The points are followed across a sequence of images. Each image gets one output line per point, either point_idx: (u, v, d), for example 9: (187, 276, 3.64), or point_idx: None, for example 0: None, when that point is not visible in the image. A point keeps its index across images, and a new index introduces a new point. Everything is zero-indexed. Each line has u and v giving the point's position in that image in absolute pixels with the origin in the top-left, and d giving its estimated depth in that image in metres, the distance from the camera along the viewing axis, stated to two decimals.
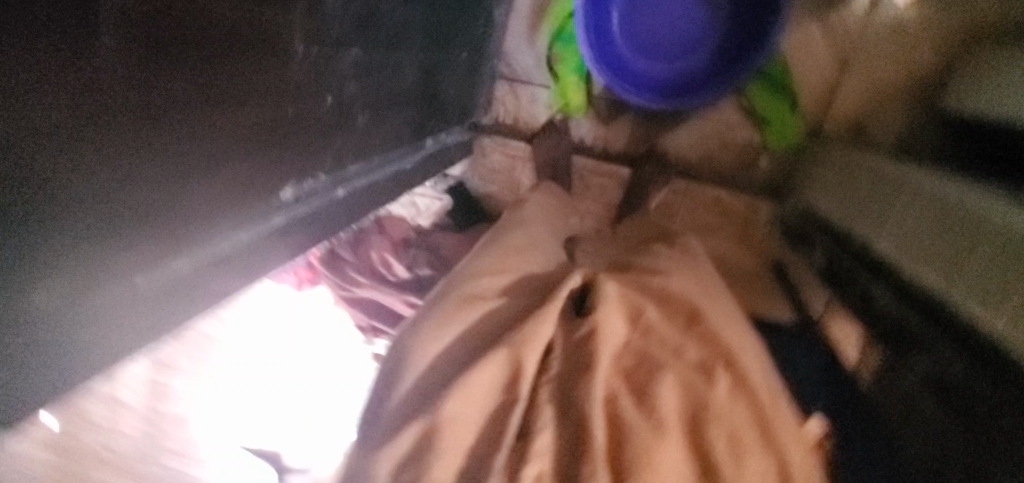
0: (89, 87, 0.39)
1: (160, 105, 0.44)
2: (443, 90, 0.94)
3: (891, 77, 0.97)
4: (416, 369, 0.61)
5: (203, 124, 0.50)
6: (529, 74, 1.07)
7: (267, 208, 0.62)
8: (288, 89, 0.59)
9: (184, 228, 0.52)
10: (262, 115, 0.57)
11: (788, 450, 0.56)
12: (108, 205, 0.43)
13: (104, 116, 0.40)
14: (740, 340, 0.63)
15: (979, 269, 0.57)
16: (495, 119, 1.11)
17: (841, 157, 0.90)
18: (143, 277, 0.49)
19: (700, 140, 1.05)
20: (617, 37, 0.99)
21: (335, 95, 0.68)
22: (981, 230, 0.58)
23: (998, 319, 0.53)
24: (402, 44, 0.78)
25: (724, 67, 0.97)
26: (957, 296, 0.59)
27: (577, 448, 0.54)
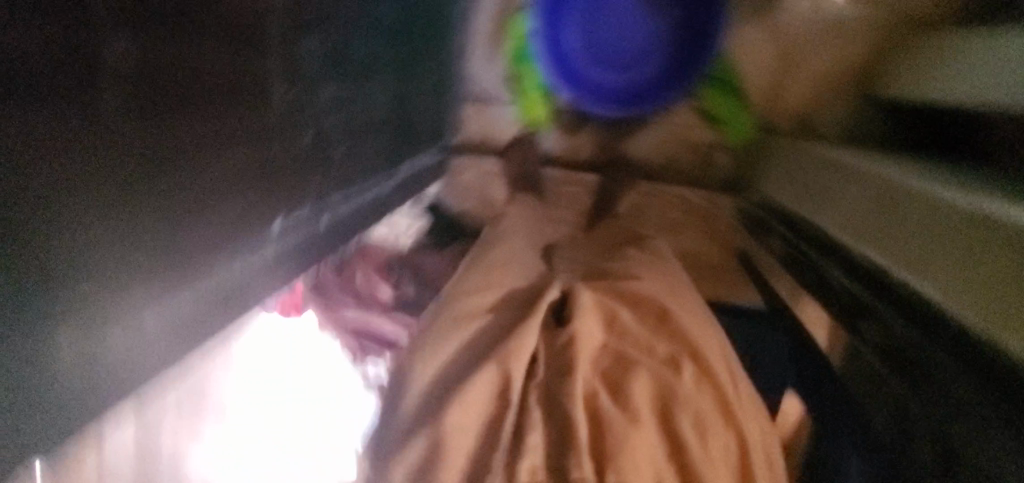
0: None
1: None
2: (413, 115, 0.98)
3: (831, 72, 1.04)
4: (415, 388, 0.64)
5: (181, 164, 0.56)
6: (494, 94, 1.12)
7: (263, 238, 0.68)
8: (264, 129, 0.63)
9: (188, 265, 0.60)
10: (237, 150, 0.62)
11: (747, 430, 0.61)
12: (113, 249, 0.52)
13: None
14: (705, 335, 0.67)
15: (923, 240, 0.62)
16: (466, 139, 1.15)
17: (792, 151, 0.97)
18: (151, 312, 0.57)
19: (660, 144, 1.11)
20: (575, 53, 1.04)
21: (312, 129, 0.73)
22: (924, 204, 0.63)
23: (936, 285, 0.58)
24: (372, 77, 0.82)
25: (676, 74, 1.03)
26: (903, 267, 0.64)
27: (564, 446, 0.58)
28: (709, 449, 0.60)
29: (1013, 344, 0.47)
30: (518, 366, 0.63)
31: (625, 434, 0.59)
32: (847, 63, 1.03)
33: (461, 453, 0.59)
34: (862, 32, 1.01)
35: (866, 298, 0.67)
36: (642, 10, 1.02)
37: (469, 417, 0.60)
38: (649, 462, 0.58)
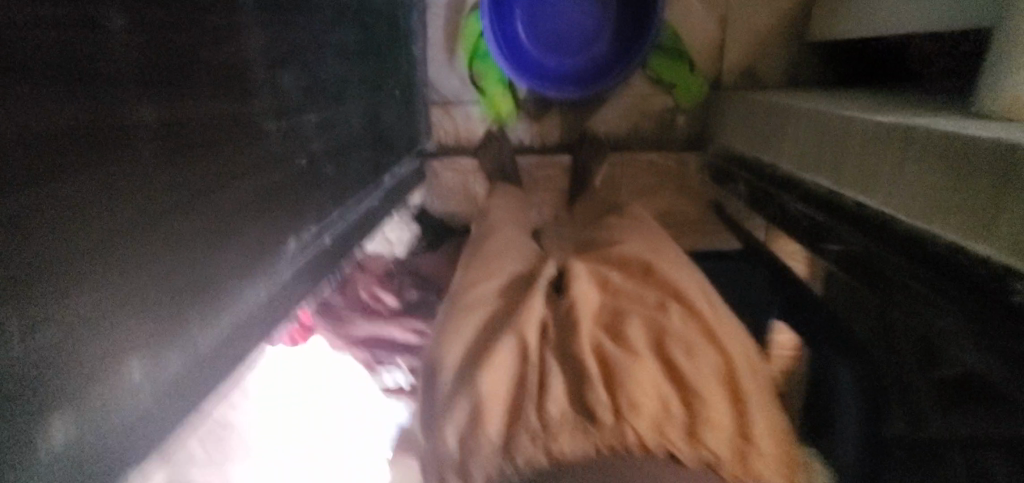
0: None
1: None
2: (387, 127, 1.03)
3: (767, 23, 1.11)
4: (445, 367, 0.66)
5: (203, 188, 0.52)
6: (459, 94, 1.17)
7: (274, 261, 0.66)
8: None
9: (210, 297, 0.54)
10: (241, 179, 0.58)
11: (739, 349, 0.65)
12: (163, 291, 0.46)
13: None
14: (686, 279, 0.74)
15: (857, 163, 0.69)
16: (440, 142, 1.20)
17: (741, 101, 1.04)
18: (178, 357, 0.49)
19: (623, 115, 1.17)
20: (527, 44, 1.10)
21: (305, 153, 0.74)
22: (855, 130, 0.70)
23: (875, 197, 0.65)
24: (346, 98, 0.87)
25: (624, 48, 1.09)
26: (847, 191, 0.71)
27: (579, 384, 0.59)
28: (706, 368, 0.62)
29: (943, 234, 0.55)
30: (531, 331, 0.67)
31: (628, 365, 0.60)
32: (783, 10, 1.09)
33: (494, 412, 0.59)
34: None
35: (822, 221, 0.73)
36: None
37: (497, 376, 0.61)
38: (659, 390, 0.59)
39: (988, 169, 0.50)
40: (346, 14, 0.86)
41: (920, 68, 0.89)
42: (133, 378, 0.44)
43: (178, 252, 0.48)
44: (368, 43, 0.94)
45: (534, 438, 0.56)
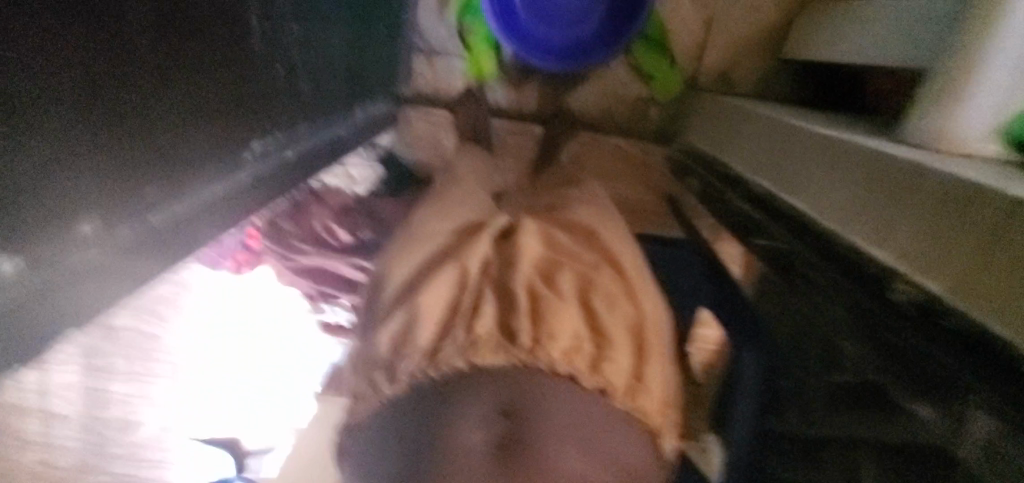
0: (63, 56, 0.46)
1: (127, 71, 0.52)
2: (367, 62, 1.02)
3: (747, 34, 1.16)
4: (392, 288, 0.75)
5: (137, 62, 0.53)
6: (444, 45, 1.18)
7: (235, 158, 0.72)
8: (233, 65, 0.68)
9: (168, 178, 0.61)
10: (176, 53, 0.58)
11: (648, 308, 0.74)
12: (117, 157, 0.54)
13: (77, 85, 0.48)
14: (619, 245, 0.81)
15: (802, 169, 0.76)
16: (417, 90, 1.20)
17: (716, 101, 1.09)
18: (131, 228, 0.58)
19: (599, 95, 1.20)
20: (520, 6, 1.11)
21: (268, 60, 0.75)
22: (806, 137, 0.77)
23: (807, 200, 0.72)
24: (329, 25, 0.88)
25: (612, 28, 1.12)
26: (784, 196, 0.78)
27: (507, 310, 0.65)
28: (617, 317, 0.70)
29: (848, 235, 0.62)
30: (475, 263, 0.72)
31: (553, 303, 0.66)
32: (762, 23, 1.14)
33: (431, 326, 0.64)
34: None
35: (749, 217, 0.82)
36: None
37: (435, 301, 0.67)
38: (576, 328, 0.65)
39: (897, 181, 0.58)
40: None
41: (874, 101, 0.93)
42: (80, 235, 0.52)
43: (138, 147, 0.56)
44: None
45: (453, 351, 0.60)
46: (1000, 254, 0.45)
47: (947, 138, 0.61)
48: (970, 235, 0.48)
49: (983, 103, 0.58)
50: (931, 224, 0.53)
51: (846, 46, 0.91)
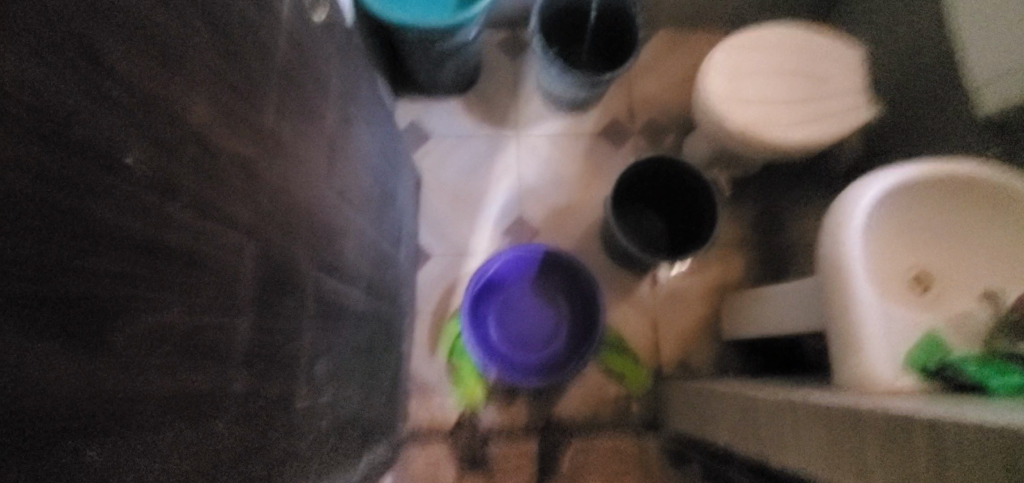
0: (194, 331, 0.41)
1: (243, 336, 0.49)
2: (381, 413, 1.07)
3: (692, 324, 1.41)
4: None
5: (234, 310, 0.47)
6: (436, 385, 1.33)
7: None
8: (338, 433, 0.78)
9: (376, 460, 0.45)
10: (265, 307, 0.53)
11: None
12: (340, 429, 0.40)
13: (213, 363, 0.44)
14: None
15: (760, 434, 0.87)
16: (413, 428, 1.31)
17: (680, 387, 1.24)
18: None
19: (582, 402, 1.35)
20: (496, 335, 1.35)
21: (317, 433, 0.69)
22: (754, 405, 0.89)
23: (769, 457, 0.84)
24: (371, 375, 0.96)
25: (580, 342, 1.33)
26: (760, 453, 0.87)
27: None
28: None
29: None
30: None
31: None
32: (696, 317, 1.41)
33: None
34: (704, 295, 1.43)
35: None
36: (542, 302, 1.38)
37: None
38: None
39: (849, 430, 0.67)
40: (377, 305, 1.00)
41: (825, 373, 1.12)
42: None
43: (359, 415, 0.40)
44: (389, 337, 1.10)
45: None
46: (954, 453, 0.54)
47: (865, 368, 0.75)
48: (913, 440, 0.58)
49: (874, 349, 0.75)
50: (894, 456, 0.60)
51: (775, 321, 1.15)
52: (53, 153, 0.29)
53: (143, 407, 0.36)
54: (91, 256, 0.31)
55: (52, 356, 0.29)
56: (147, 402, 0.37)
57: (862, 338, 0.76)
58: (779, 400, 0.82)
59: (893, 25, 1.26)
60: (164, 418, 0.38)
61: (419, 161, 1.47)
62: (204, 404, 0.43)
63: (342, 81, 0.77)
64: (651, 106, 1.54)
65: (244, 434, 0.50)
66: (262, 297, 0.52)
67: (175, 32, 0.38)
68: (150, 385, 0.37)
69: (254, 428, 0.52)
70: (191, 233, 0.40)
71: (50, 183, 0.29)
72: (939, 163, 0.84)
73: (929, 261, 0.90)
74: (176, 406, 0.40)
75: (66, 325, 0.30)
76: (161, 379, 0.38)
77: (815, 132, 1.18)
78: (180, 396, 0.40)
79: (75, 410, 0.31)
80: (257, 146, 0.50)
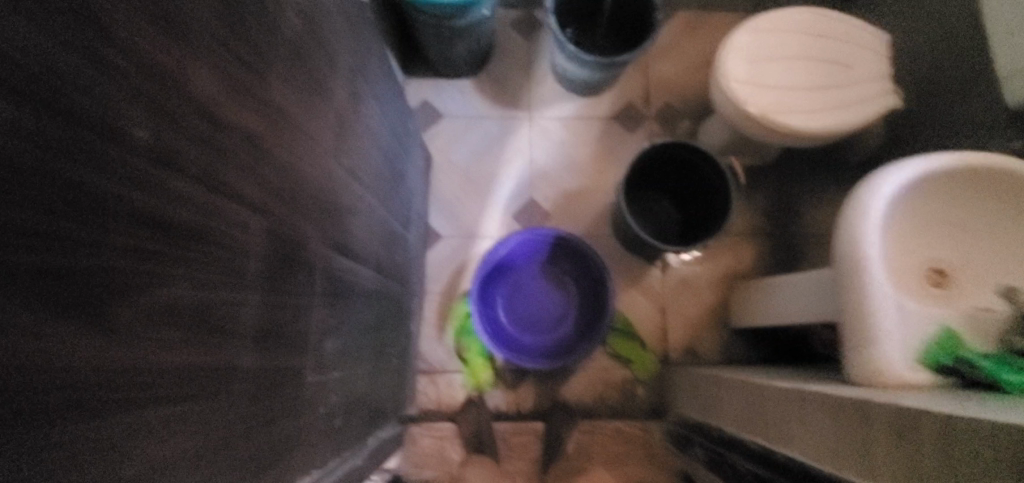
0: (200, 306, 0.41)
1: (250, 312, 0.49)
2: (389, 391, 1.08)
3: (700, 312, 1.40)
4: None
5: (242, 286, 0.47)
6: (444, 365, 1.35)
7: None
8: (347, 411, 0.79)
9: None
10: (275, 283, 0.53)
11: None
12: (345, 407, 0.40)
13: (221, 337, 0.44)
14: None
15: (766, 424, 0.87)
16: (420, 407, 1.33)
17: (686, 375, 1.24)
18: None
19: (588, 385, 1.35)
20: (504, 317, 1.36)
21: (325, 408, 0.70)
22: (761, 395, 0.89)
23: (775, 446, 0.84)
24: (379, 354, 0.97)
25: (588, 327, 1.33)
26: (766, 443, 0.87)
27: None
28: None
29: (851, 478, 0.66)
30: None
31: None
32: (705, 305, 1.41)
33: None
34: (714, 283, 1.41)
35: (756, 471, 0.87)
36: (551, 286, 1.38)
37: None
38: None
39: (858, 423, 0.66)
40: (386, 285, 1.00)
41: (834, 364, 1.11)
42: None
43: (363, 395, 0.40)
44: (397, 316, 1.10)
45: None
46: (965, 449, 0.53)
47: (876, 361, 0.74)
48: (921, 434, 0.58)
49: (888, 342, 0.74)
50: (901, 449, 0.60)
51: (785, 311, 1.14)
52: (57, 123, 0.28)
53: (148, 380, 0.36)
54: (96, 229, 0.31)
55: (59, 330, 0.29)
56: (152, 375, 0.37)
57: (876, 331, 0.75)
58: (788, 389, 0.81)
59: (922, 9, 1.22)
60: (170, 392, 0.39)
61: (430, 141, 1.46)
62: (211, 380, 0.43)
63: (353, 57, 0.77)
64: (667, 90, 1.51)
65: (251, 409, 0.50)
66: (270, 274, 0.52)
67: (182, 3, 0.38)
68: (156, 360, 0.37)
69: (263, 404, 0.52)
70: (198, 208, 0.40)
71: (55, 154, 0.28)
72: (964, 154, 0.82)
73: (946, 254, 0.88)
74: (183, 381, 0.40)
75: (75, 297, 0.30)
76: (166, 353, 0.38)
77: (835, 118, 1.15)
78: (186, 371, 0.40)
79: (81, 384, 0.31)
80: (265, 120, 0.50)
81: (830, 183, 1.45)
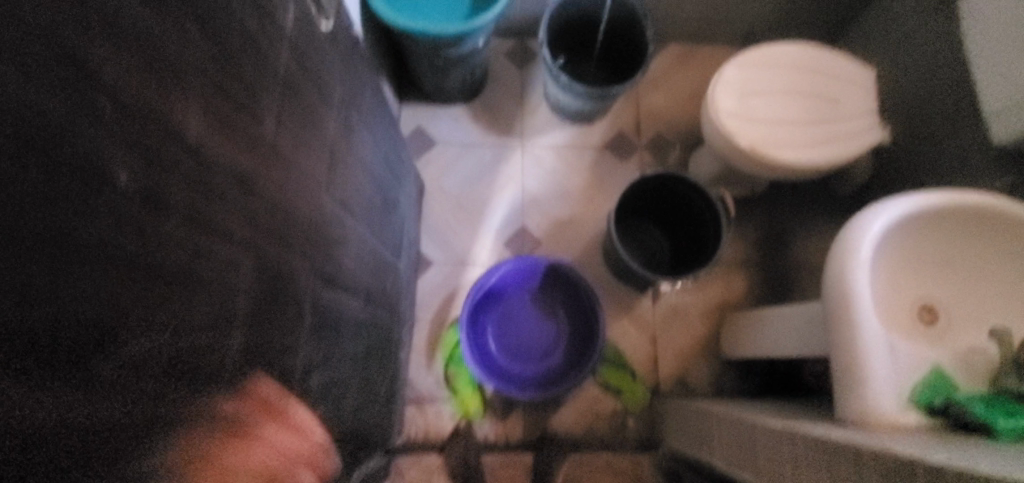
0: (181, 351, 0.40)
1: (235, 354, 0.48)
2: (375, 423, 1.06)
3: (693, 342, 1.40)
4: None
5: (226, 326, 0.46)
6: (432, 394, 1.32)
7: None
8: (330, 448, 0.77)
9: None
10: (261, 322, 0.52)
11: None
12: None
13: (204, 379, 0.43)
14: None
15: (759, 462, 0.85)
16: (407, 437, 1.30)
17: (677, 406, 1.23)
18: None
19: (578, 416, 1.33)
20: (495, 346, 1.34)
21: (310, 445, 0.68)
22: (754, 432, 0.88)
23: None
24: (367, 386, 0.96)
25: (579, 357, 1.32)
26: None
27: None
28: None
29: None
30: None
31: None
32: (697, 335, 1.40)
33: None
34: (705, 313, 1.41)
35: None
36: (542, 314, 1.37)
37: None
38: None
39: (850, 467, 0.65)
40: (375, 314, 0.98)
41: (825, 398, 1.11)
42: None
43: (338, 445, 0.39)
44: (386, 345, 1.09)
45: None
46: None
47: (867, 401, 0.73)
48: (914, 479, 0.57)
49: (879, 382, 0.74)
50: None
51: (776, 343, 1.14)
52: (39, 173, 0.28)
53: (126, 428, 0.35)
54: (75, 278, 0.30)
55: (36, 384, 0.28)
56: (131, 422, 0.35)
57: (866, 370, 0.74)
58: (780, 429, 0.80)
59: (907, 49, 1.25)
60: (152, 439, 0.37)
61: (423, 167, 1.47)
62: (193, 423, 0.42)
63: (346, 87, 0.77)
64: (659, 120, 1.53)
65: (232, 454, 0.48)
66: (256, 313, 0.51)
67: (170, 46, 0.38)
68: (135, 407, 0.36)
69: (243, 447, 0.51)
70: (183, 250, 0.40)
71: (37, 204, 0.28)
72: (954, 193, 0.82)
73: (933, 291, 0.89)
74: (167, 427, 0.39)
75: (52, 349, 0.29)
76: (146, 402, 0.37)
77: (824, 153, 1.17)
78: (167, 416, 0.39)
79: (62, 439, 0.30)
80: (254, 156, 0.49)
81: (820, 214, 1.46)
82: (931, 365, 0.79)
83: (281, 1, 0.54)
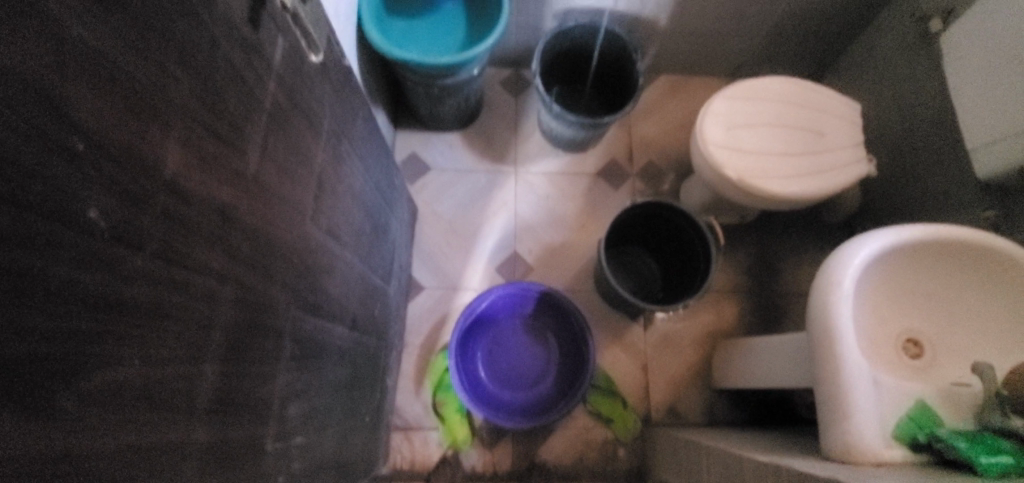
0: (154, 385, 0.40)
1: (211, 385, 0.48)
2: (360, 451, 1.04)
3: (684, 371, 1.39)
4: None
5: (203, 358, 0.46)
6: (420, 421, 1.31)
7: None
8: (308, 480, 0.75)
9: None
10: (239, 352, 0.52)
11: None
12: None
13: (177, 413, 0.43)
14: None
15: None
16: (394, 466, 1.28)
17: (667, 436, 1.22)
18: None
19: (568, 445, 1.32)
20: (484, 373, 1.33)
21: (286, 477, 0.67)
22: (741, 465, 0.87)
23: None
24: (351, 414, 0.95)
25: (569, 385, 1.31)
26: None
27: None
28: None
29: None
30: None
31: None
32: (688, 364, 1.39)
33: None
34: (696, 341, 1.41)
35: None
36: (532, 341, 1.37)
37: None
38: None
39: None
40: (362, 341, 0.98)
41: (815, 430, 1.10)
42: None
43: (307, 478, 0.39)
44: (373, 372, 1.08)
45: None
46: None
47: (853, 436, 0.73)
48: None
49: (863, 417, 0.73)
50: None
51: (765, 373, 1.13)
52: (11, 215, 0.28)
53: (94, 464, 0.35)
54: (42, 317, 0.30)
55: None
56: (99, 459, 0.35)
57: (852, 404, 0.74)
58: (766, 463, 0.79)
59: (891, 85, 1.28)
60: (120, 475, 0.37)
61: (416, 192, 1.48)
62: (165, 457, 0.42)
63: (336, 118, 0.78)
64: (650, 149, 1.55)
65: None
66: (234, 343, 0.51)
67: (150, 86, 0.38)
68: (104, 444, 0.36)
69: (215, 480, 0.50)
70: (159, 284, 0.40)
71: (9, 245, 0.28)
72: (936, 227, 0.83)
73: (917, 324, 0.89)
74: (134, 463, 0.38)
75: (18, 388, 0.29)
76: (116, 437, 0.37)
77: (810, 184, 1.19)
78: (138, 451, 0.39)
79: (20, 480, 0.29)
80: (237, 188, 0.50)
81: (810, 243, 1.47)
82: (916, 399, 0.78)
83: (270, 37, 0.56)
